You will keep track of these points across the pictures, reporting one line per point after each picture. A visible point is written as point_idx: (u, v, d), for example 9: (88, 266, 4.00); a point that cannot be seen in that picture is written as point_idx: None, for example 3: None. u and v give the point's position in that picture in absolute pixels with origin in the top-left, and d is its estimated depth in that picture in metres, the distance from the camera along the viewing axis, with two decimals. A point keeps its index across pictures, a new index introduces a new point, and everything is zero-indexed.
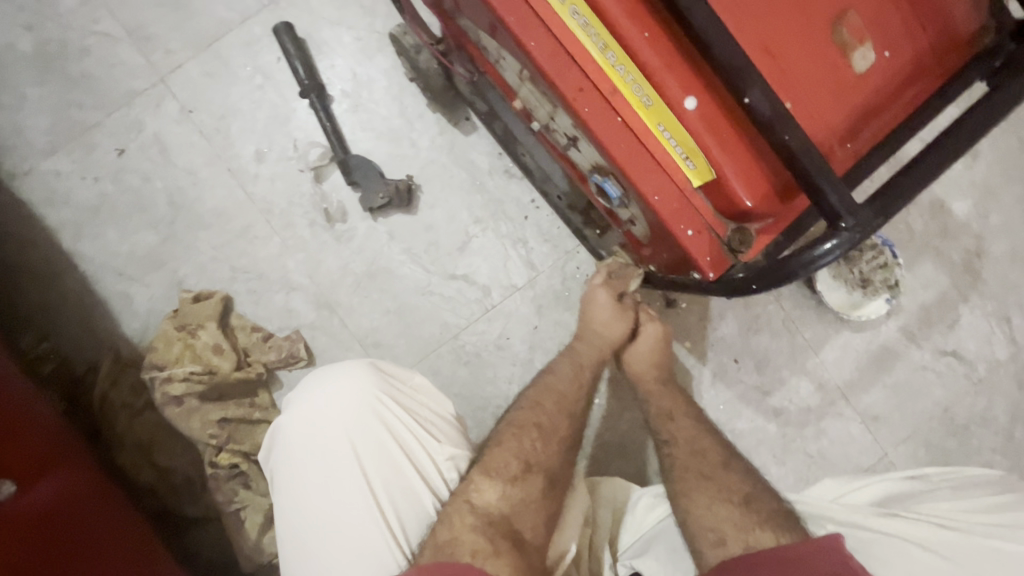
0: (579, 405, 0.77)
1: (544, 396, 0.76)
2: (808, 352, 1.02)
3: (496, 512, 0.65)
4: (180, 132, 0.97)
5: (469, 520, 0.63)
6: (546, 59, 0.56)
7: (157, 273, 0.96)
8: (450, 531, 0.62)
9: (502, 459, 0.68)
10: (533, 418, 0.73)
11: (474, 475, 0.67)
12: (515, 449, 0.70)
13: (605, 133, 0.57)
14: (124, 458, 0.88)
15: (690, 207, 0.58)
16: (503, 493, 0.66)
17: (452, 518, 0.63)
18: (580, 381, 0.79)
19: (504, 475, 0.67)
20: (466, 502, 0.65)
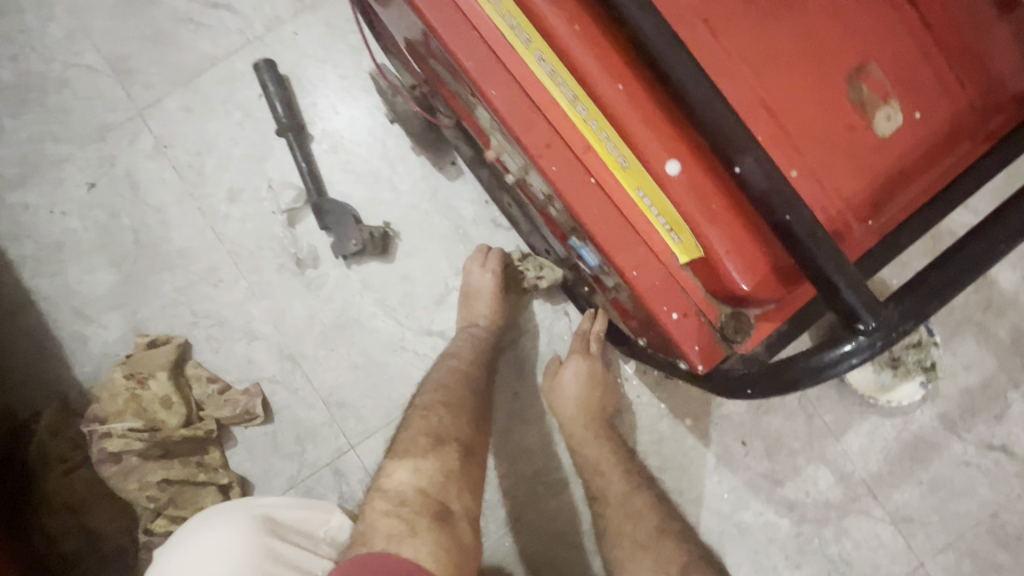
0: (465, 397, 0.74)
1: (442, 391, 0.73)
2: (828, 437, 0.89)
3: (420, 496, 0.61)
4: (152, 167, 0.93)
5: (382, 505, 0.59)
6: (508, 109, 0.48)
7: (116, 315, 0.91)
8: (376, 523, 0.57)
9: (413, 442, 0.65)
10: (432, 404, 0.71)
11: (387, 462, 0.64)
12: (422, 425, 0.68)
13: (576, 196, 0.48)
14: (49, 522, 0.80)
15: (675, 286, 0.49)
16: (427, 469, 0.63)
17: (377, 509, 0.59)
18: (465, 382, 0.76)
19: (417, 454, 0.64)
20: (377, 488, 0.62)
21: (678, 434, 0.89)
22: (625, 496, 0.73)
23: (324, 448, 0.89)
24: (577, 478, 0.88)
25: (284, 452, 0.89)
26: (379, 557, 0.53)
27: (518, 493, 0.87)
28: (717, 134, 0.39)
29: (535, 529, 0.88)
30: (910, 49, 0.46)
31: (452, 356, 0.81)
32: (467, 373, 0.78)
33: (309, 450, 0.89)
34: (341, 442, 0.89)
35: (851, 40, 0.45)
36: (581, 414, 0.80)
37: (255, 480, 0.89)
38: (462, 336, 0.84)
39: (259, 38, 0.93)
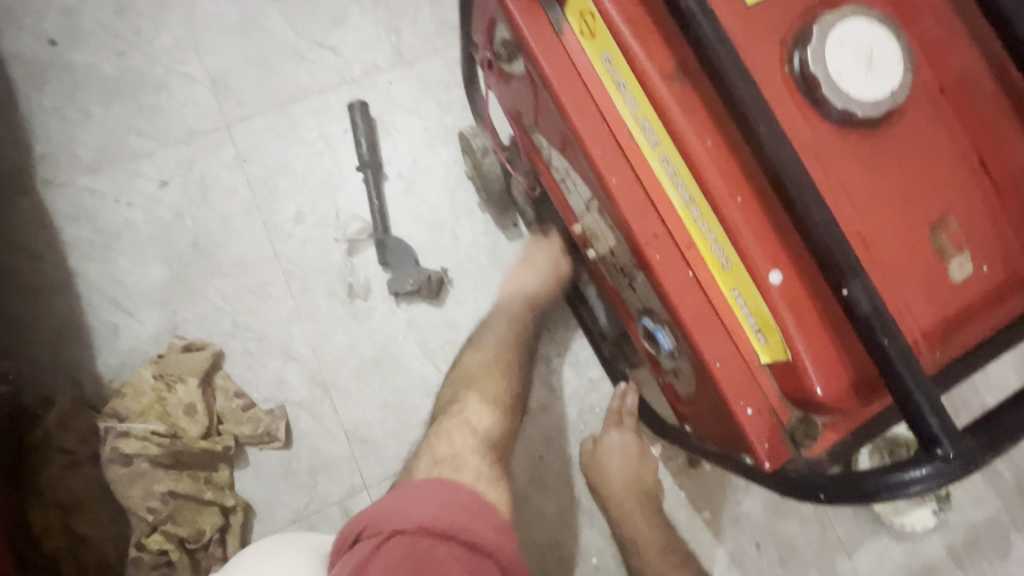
0: (519, 352, 0.80)
1: (497, 335, 0.81)
2: (839, 552, 0.90)
3: (491, 434, 0.70)
4: (227, 177, 0.96)
5: (469, 441, 0.67)
6: (625, 198, 0.53)
7: (156, 312, 0.91)
8: (451, 448, 0.66)
9: (485, 386, 0.74)
10: (498, 347, 0.79)
11: (464, 402, 0.72)
12: (485, 360, 0.78)
13: (674, 286, 0.53)
14: (39, 516, 0.75)
15: (752, 382, 0.53)
16: (488, 410, 0.72)
17: (452, 435, 0.68)
18: (520, 344, 0.81)
19: (483, 392, 0.73)
20: (466, 425, 0.70)
21: (694, 526, 0.89)
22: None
23: (338, 484, 0.87)
24: (590, 555, 0.88)
25: (296, 481, 0.87)
26: (449, 489, 0.55)
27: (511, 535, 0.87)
28: (835, 255, 0.44)
29: None
30: (985, 209, 0.52)
31: (504, 314, 0.84)
32: (522, 324, 0.83)
33: (323, 483, 0.87)
34: (356, 479, 0.87)
35: (936, 193, 0.51)
36: (631, 496, 0.80)
37: (261, 505, 0.86)
38: (521, 310, 0.84)
39: (355, 81, 1.00)
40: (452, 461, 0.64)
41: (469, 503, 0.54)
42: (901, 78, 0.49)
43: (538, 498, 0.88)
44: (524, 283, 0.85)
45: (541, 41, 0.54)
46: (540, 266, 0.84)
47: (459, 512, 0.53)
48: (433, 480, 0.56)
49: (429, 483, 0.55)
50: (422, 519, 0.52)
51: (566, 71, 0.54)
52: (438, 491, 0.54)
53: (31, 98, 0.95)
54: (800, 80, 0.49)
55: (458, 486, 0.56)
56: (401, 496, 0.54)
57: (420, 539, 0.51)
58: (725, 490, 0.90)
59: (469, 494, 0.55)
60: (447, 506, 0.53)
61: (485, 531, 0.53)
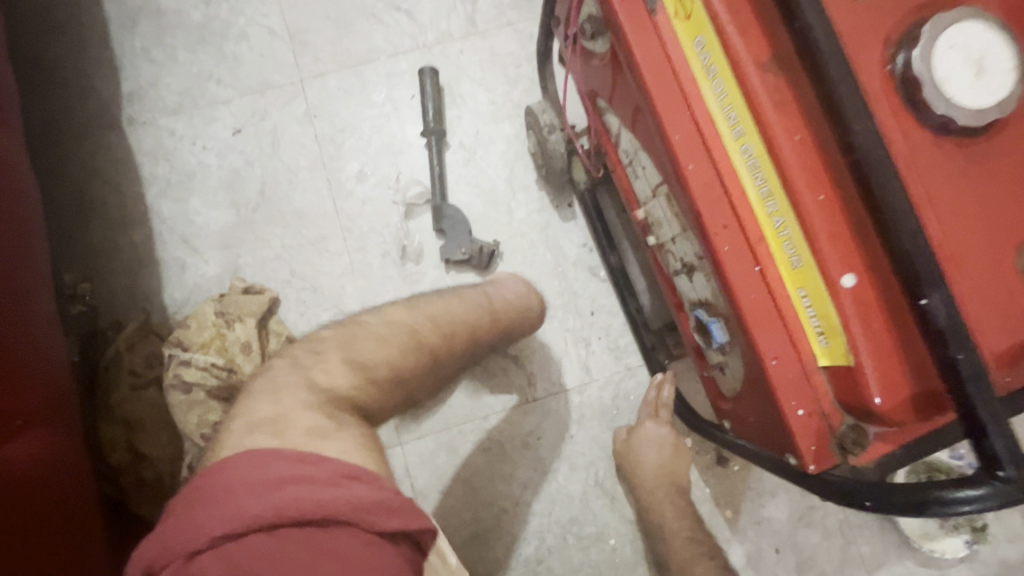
0: (450, 336, 0.70)
1: (418, 312, 0.69)
2: (859, 568, 0.89)
3: (336, 394, 0.57)
4: (297, 131, 0.99)
5: (305, 398, 0.55)
6: (700, 186, 0.53)
7: (220, 253, 0.95)
8: (274, 410, 0.53)
9: (367, 343, 0.62)
10: (400, 328, 0.65)
11: (328, 355, 0.60)
12: (376, 333, 0.64)
13: (738, 279, 0.53)
14: (106, 431, 0.82)
15: (807, 385, 0.52)
16: (348, 368, 0.60)
17: (279, 395, 0.55)
18: (449, 342, 0.69)
19: (359, 362, 0.60)
20: (308, 379, 0.57)
21: (715, 522, 0.89)
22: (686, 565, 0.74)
23: None
24: (608, 537, 0.89)
25: None
26: (256, 466, 0.44)
27: (535, 507, 0.89)
28: (917, 266, 0.43)
29: (544, 548, 0.88)
30: None
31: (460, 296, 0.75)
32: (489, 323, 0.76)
33: None
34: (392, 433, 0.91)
35: None
36: (661, 486, 0.82)
37: None
38: (476, 317, 0.74)
39: (428, 48, 1.01)
40: (273, 424, 0.51)
41: (303, 471, 0.44)
42: (1012, 90, 0.47)
43: (564, 476, 0.90)
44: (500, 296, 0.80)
45: (633, 19, 0.54)
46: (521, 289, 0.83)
47: (288, 489, 0.42)
48: (241, 461, 0.45)
49: (237, 460, 0.45)
50: (234, 514, 0.41)
51: (653, 52, 0.54)
52: (253, 471, 0.44)
53: (123, 38, 1.00)
54: (901, 81, 0.48)
55: (271, 461, 0.45)
56: (203, 487, 0.44)
57: (241, 542, 0.40)
58: (752, 493, 0.90)
59: (282, 461, 0.45)
60: (262, 486, 0.42)
61: (337, 496, 0.43)
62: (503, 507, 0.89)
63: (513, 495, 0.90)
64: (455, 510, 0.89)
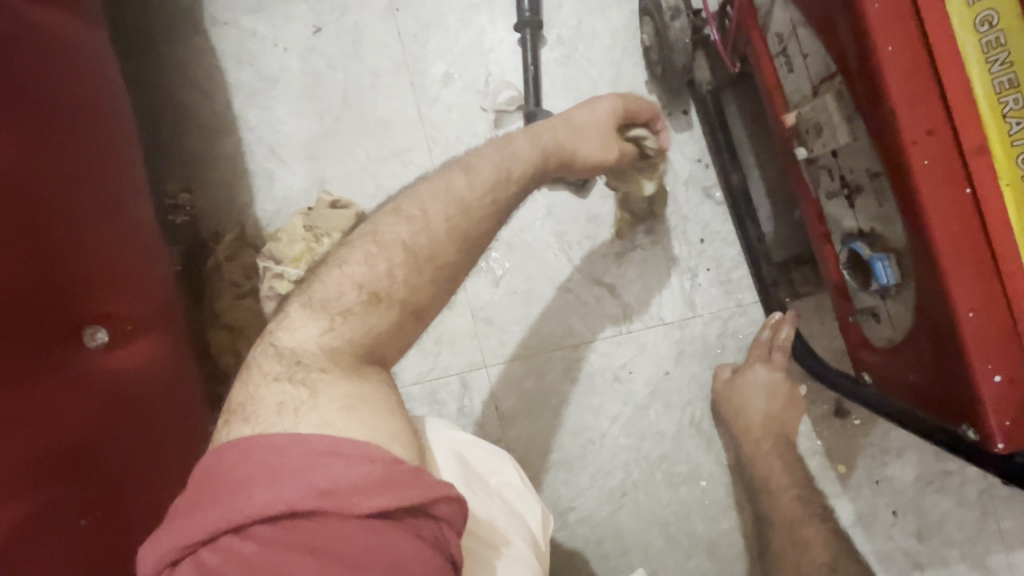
0: (503, 196, 0.54)
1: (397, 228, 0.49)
2: (997, 544, 0.77)
3: (325, 341, 0.47)
4: (379, 28, 0.90)
5: (273, 368, 0.46)
6: (902, 75, 0.40)
7: (307, 165, 0.93)
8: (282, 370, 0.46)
9: (354, 262, 0.48)
10: (388, 253, 0.48)
11: (296, 305, 0.49)
12: (350, 274, 0.47)
13: (937, 202, 0.40)
14: (213, 335, 0.87)
15: (1013, 343, 0.41)
16: (332, 306, 0.47)
17: (268, 360, 0.47)
18: (455, 241, 0.51)
19: (333, 311, 0.47)
20: (271, 343, 0.48)
21: (825, 477, 0.80)
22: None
23: (460, 357, 0.88)
24: (700, 478, 0.83)
25: (421, 347, 0.89)
26: (266, 439, 0.40)
27: (622, 441, 0.85)
28: None
29: (629, 484, 0.85)
30: None
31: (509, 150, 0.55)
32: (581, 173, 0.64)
33: (446, 354, 0.89)
34: (477, 356, 0.88)
35: None
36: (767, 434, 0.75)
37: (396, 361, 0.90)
38: (491, 199, 0.52)
39: None
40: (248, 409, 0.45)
41: (308, 448, 0.39)
42: None
43: (656, 413, 0.84)
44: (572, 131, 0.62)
45: None
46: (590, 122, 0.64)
47: (303, 461, 0.38)
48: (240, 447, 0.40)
49: (242, 447, 0.40)
50: (215, 514, 0.37)
51: None
52: (257, 455, 0.40)
53: None
54: None
55: (275, 439, 0.40)
56: (206, 476, 0.40)
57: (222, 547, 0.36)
58: (873, 450, 0.79)
59: (281, 441, 0.40)
60: (271, 462, 0.39)
61: (340, 476, 0.38)
62: (588, 438, 0.86)
63: (600, 428, 0.86)
64: (539, 438, 0.87)
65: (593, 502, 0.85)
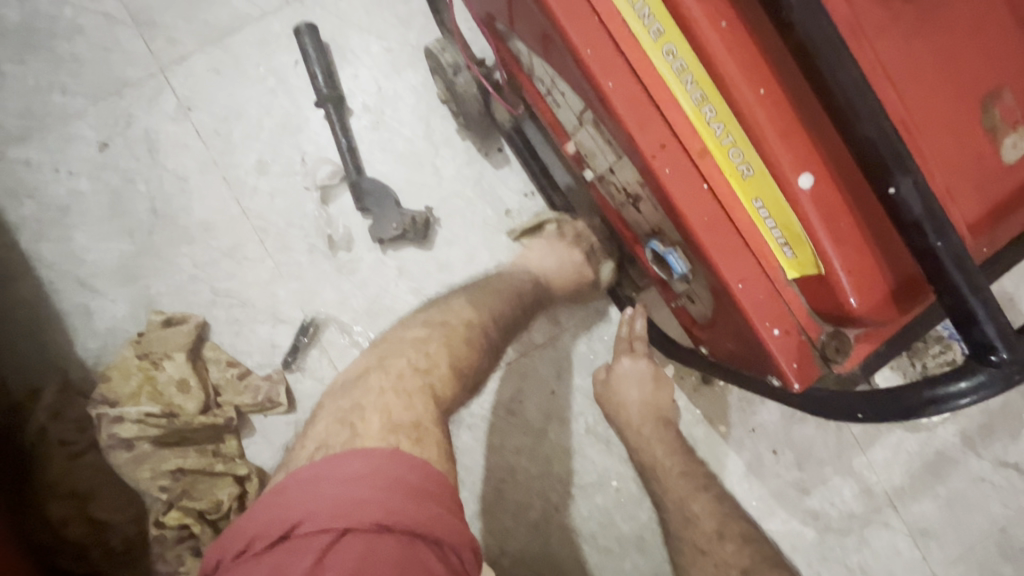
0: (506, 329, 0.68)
1: (442, 335, 0.60)
2: (855, 450, 0.90)
3: (441, 396, 0.55)
4: (174, 131, 0.86)
5: (375, 423, 0.47)
6: (624, 104, 0.45)
7: (127, 289, 0.84)
8: (410, 415, 0.49)
9: (459, 343, 0.60)
10: (454, 343, 0.60)
11: (405, 360, 0.56)
12: (452, 352, 0.59)
13: (686, 201, 0.46)
14: (52, 509, 0.74)
15: (779, 301, 0.47)
16: (452, 371, 0.58)
17: (377, 396, 0.51)
18: (460, 385, 0.58)
19: (422, 378, 0.55)
20: (355, 410, 0.49)
21: (710, 441, 0.88)
22: (680, 502, 0.74)
23: None
24: (610, 479, 0.87)
25: None
26: (368, 457, 0.43)
27: (530, 468, 0.86)
28: (880, 148, 0.37)
29: (549, 508, 0.86)
30: None
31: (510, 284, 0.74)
32: (524, 312, 0.72)
33: None
34: None
35: (987, 61, 0.44)
36: (648, 422, 0.79)
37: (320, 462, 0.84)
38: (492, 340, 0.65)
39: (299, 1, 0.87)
40: (414, 429, 0.48)
41: (390, 476, 0.42)
42: None
43: (555, 432, 0.87)
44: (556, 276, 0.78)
45: None
46: (560, 249, 0.78)
47: (388, 493, 0.40)
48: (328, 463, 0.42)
49: (311, 474, 0.42)
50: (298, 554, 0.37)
51: None
52: (330, 474, 0.41)
53: None
54: None
55: (364, 454, 0.43)
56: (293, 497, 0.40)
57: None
58: (742, 404, 0.89)
59: (360, 455, 0.43)
60: (349, 495, 0.40)
61: (421, 511, 0.41)
62: (501, 477, 0.86)
63: (508, 463, 0.86)
64: None
65: (522, 538, 0.86)
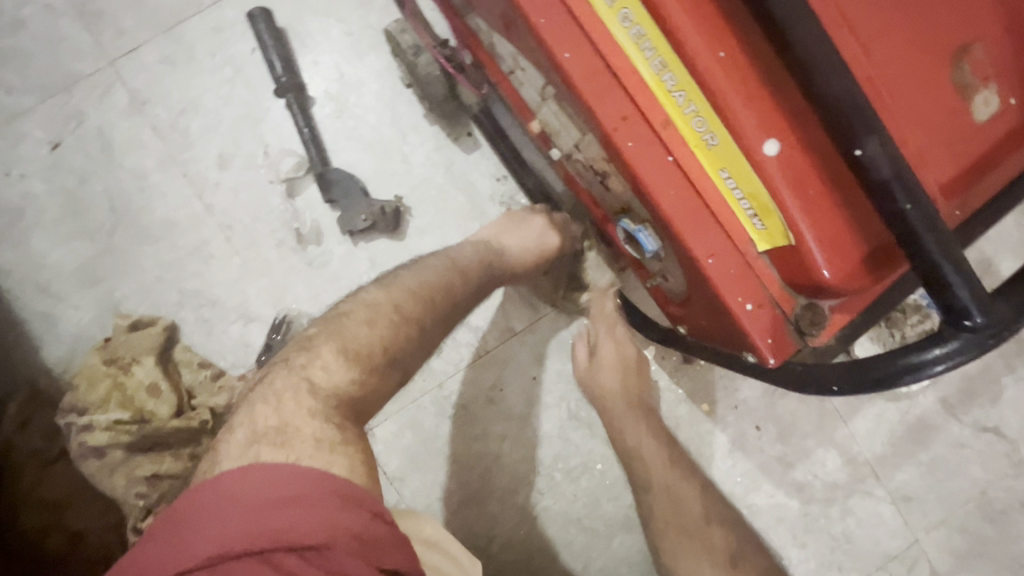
0: (444, 305, 0.60)
1: (335, 327, 0.54)
2: (837, 421, 0.90)
3: (330, 386, 0.50)
4: (129, 127, 0.82)
5: (241, 438, 0.45)
6: (582, 75, 0.43)
7: (90, 293, 0.82)
8: (278, 417, 0.46)
9: (355, 327, 0.54)
10: (348, 328, 0.54)
11: (291, 358, 0.52)
12: (342, 337, 0.53)
13: (651, 174, 0.44)
14: (25, 521, 0.73)
15: (750, 274, 0.46)
16: (347, 362, 0.52)
17: (254, 407, 0.48)
18: (361, 371, 0.52)
19: (298, 372, 0.50)
20: (224, 434, 0.47)
21: (693, 420, 0.88)
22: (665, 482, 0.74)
23: None
24: (595, 462, 0.86)
25: None
26: (250, 468, 0.41)
27: (514, 455, 0.86)
28: (845, 107, 0.36)
29: (536, 493, 0.86)
30: (1013, 24, 0.43)
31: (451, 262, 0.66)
32: (465, 285, 0.64)
33: None
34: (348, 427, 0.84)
35: (955, 16, 0.43)
36: (625, 406, 0.79)
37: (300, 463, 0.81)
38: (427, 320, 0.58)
39: None
40: (279, 433, 0.44)
41: (287, 490, 0.40)
42: None
43: (538, 419, 0.86)
44: (508, 242, 0.72)
45: None
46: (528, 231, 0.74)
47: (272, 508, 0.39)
48: (214, 483, 0.40)
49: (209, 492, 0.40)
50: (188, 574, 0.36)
51: None
52: (224, 493, 0.40)
53: None
54: None
55: (253, 471, 0.41)
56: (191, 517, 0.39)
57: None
58: (724, 382, 0.88)
59: (253, 469, 0.41)
60: (231, 519, 0.38)
61: (303, 525, 0.38)
62: (485, 465, 0.85)
63: (491, 451, 0.86)
64: (436, 484, 0.85)
65: (509, 525, 0.85)
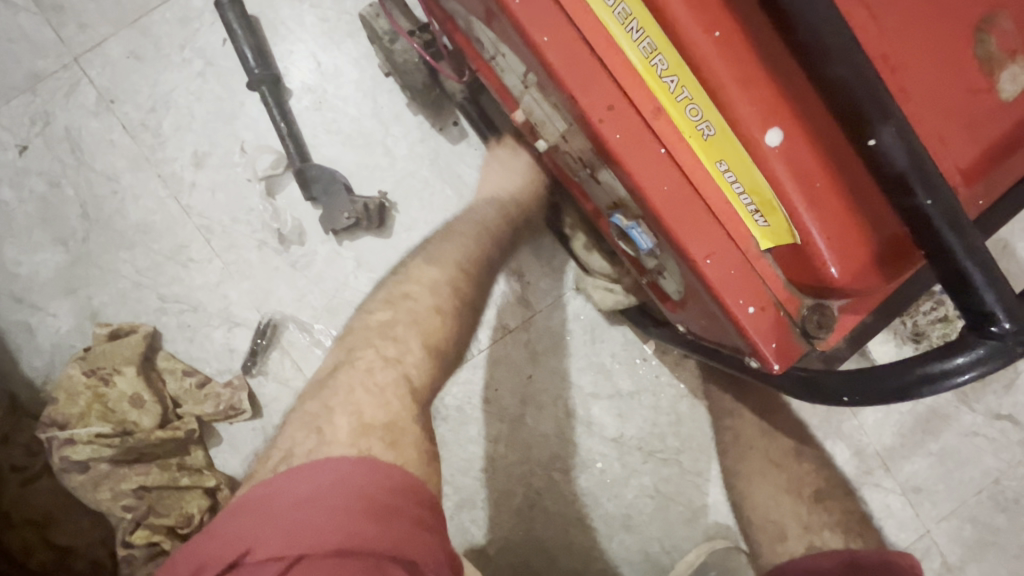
0: (483, 267, 0.64)
1: (409, 315, 0.56)
2: (845, 413, 0.87)
3: (419, 379, 0.53)
4: (98, 127, 0.79)
5: (344, 422, 0.46)
6: (564, 61, 0.39)
7: (67, 301, 0.79)
8: (385, 414, 0.48)
9: (431, 319, 0.56)
10: (427, 321, 0.56)
11: (375, 344, 0.53)
12: (422, 329, 0.55)
13: (643, 169, 0.40)
14: (11, 539, 0.72)
15: (752, 275, 0.42)
16: (428, 355, 0.54)
17: (352, 391, 0.49)
18: (439, 366, 0.55)
19: (391, 362, 0.52)
20: (315, 414, 0.47)
21: (696, 416, 0.85)
22: None
23: None
24: (595, 461, 0.84)
25: None
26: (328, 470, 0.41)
27: (512, 456, 0.83)
28: (856, 92, 0.32)
29: (534, 494, 0.84)
30: None
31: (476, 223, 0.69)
32: (494, 244, 0.67)
33: None
34: None
35: None
36: None
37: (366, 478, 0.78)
38: (459, 275, 0.61)
39: None
40: (388, 430, 0.47)
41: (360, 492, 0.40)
42: None
43: (534, 419, 0.84)
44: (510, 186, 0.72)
45: None
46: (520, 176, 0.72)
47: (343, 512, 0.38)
48: (298, 473, 0.41)
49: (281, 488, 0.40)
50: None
51: None
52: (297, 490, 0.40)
53: None
54: None
55: (325, 471, 0.41)
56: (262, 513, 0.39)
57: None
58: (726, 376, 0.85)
59: (329, 470, 0.41)
60: (305, 515, 0.38)
61: (388, 534, 0.38)
62: (481, 467, 0.83)
63: (487, 453, 0.83)
64: None
65: (506, 526, 0.83)
